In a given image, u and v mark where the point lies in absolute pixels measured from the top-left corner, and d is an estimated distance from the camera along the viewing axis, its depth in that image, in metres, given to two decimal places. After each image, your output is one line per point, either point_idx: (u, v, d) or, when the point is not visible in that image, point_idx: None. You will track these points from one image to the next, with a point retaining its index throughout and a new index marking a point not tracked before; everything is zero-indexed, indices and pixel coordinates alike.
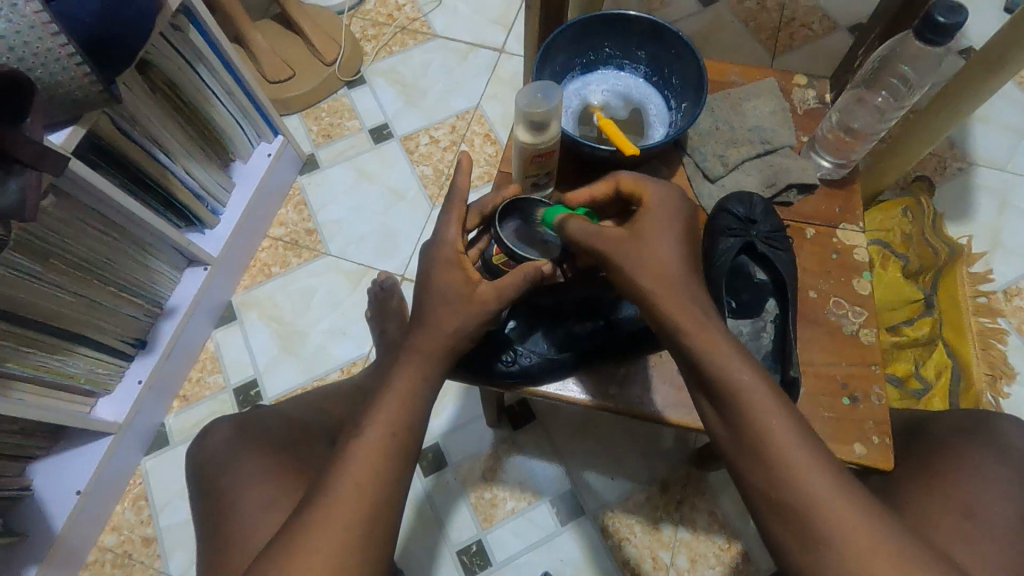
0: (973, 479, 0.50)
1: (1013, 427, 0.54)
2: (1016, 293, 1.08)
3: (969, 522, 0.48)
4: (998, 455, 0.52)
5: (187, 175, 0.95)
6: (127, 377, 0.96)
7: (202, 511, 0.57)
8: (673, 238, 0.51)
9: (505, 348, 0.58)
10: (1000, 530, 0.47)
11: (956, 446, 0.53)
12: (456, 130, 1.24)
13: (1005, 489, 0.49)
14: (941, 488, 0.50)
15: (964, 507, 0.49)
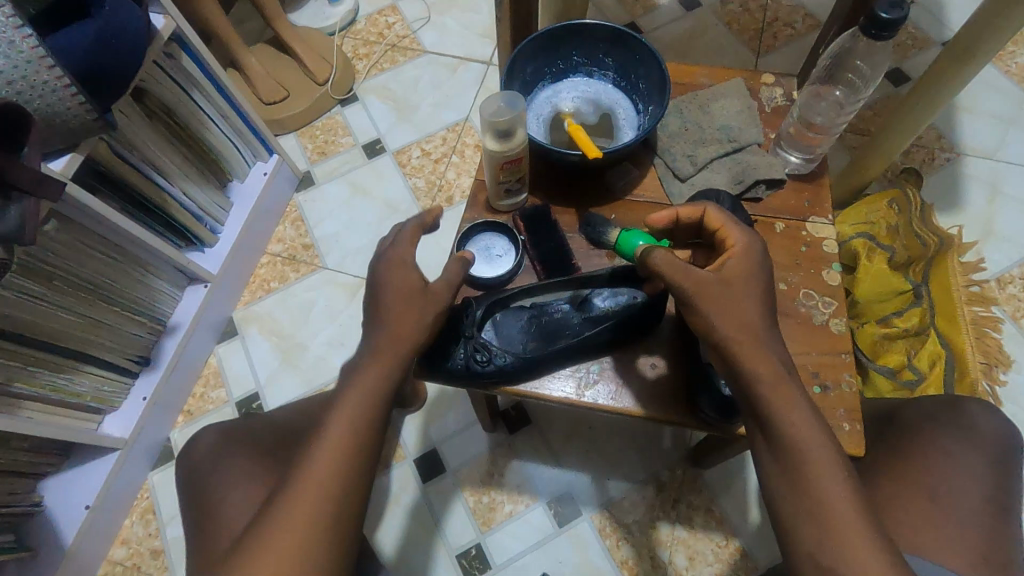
0: (940, 462, 0.54)
1: (979, 410, 0.57)
2: (1010, 281, 1.08)
3: (937, 502, 0.52)
4: (964, 437, 0.55)
5: (185, 196, 0.99)
6: (132, 394, 0.99)
7: (189, 514, 0.59)
8: (757, 289, 0.51)
9: (480, 348, 0.58)
10: (964, 510, 0.51)
11: (925, 430, 0.57)
12: (446, 141, 1.27)
13: (968, 469, 0.53)
14: (907, 471, 0.54)
15: (930, 489, 0.52)
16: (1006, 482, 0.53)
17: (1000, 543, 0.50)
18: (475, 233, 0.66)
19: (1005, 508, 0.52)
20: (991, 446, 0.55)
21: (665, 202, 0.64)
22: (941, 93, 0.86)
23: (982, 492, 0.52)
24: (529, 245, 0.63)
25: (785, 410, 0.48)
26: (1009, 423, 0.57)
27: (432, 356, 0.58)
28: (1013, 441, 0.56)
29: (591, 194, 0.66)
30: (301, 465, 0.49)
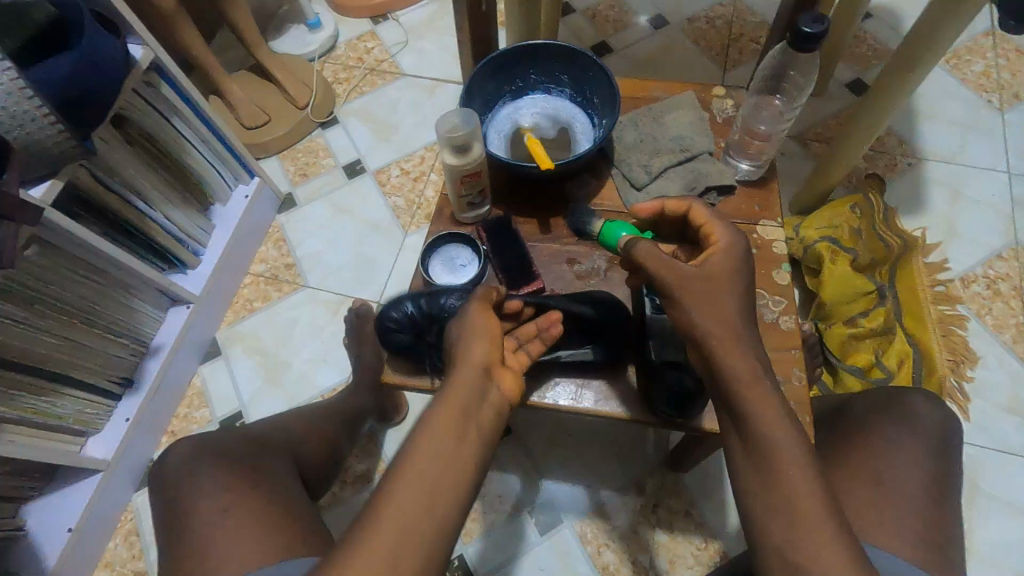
0: (885, 453, 0.56)
1: (923, 401, 0.60)
2: (973, 280, 1.11)
3: (884, 489, 0.54)
4: (907, 425, 0.58)
5: (167, 220, 1.01)
6: (115, 416, 1.00)
7: (162, 525, 0.60)
8: (737, 287, 0.52)
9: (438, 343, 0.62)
10: (907, 496, 0.53)
11: (872, 423, 0.59)
12: (425, 160, 1.30)
13: (913, 455, 0.56)
14: (856, 463, 0.56)
15: (876, 479, 0.55)
16: (946, 469, 0.56)
17: (940, 527, 0.52)
18: (442, 243, 0.68)
19: (947, 493, 0.54)
20: (931, 435, 0.57)
21: (622, 210, 0.67)
22: (891, 100, 0.90)
23: (924, 479, 0.54)
24: (491, 254, 0.66)
25: (742, 399, 0.49)
26: (954, 412, 0.60)
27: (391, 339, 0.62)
28: (951, 430, 0.59)
29: (552, 204, 0.68)
30: None
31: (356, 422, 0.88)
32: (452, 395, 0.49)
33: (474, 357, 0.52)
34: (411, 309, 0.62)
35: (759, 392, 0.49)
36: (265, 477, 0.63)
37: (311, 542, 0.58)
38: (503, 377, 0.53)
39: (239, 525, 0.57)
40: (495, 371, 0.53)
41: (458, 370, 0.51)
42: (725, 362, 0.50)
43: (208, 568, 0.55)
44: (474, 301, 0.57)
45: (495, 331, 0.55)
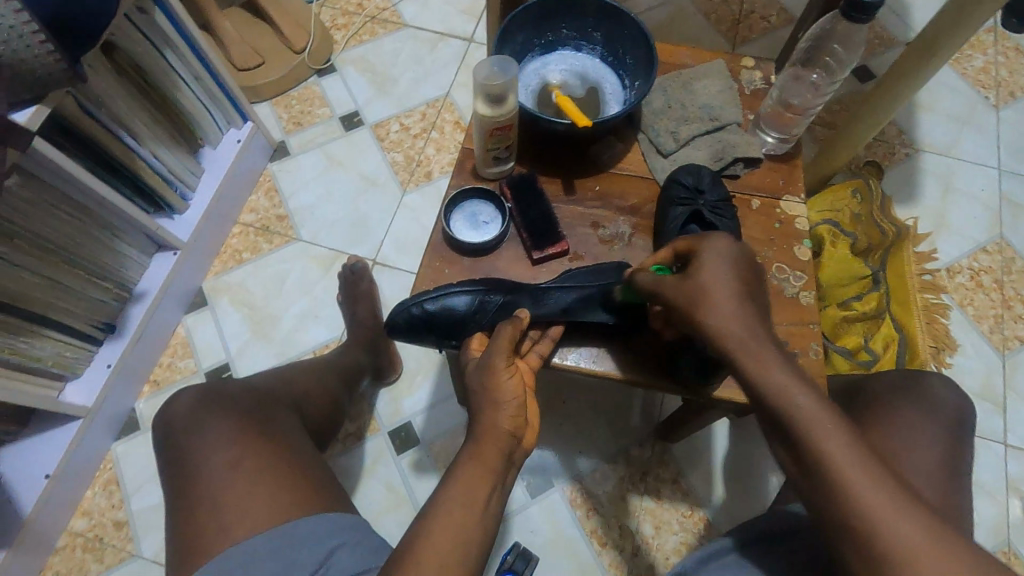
0: (904, 432, 0.58)
1: (940, 385, 0.62)
2: (958, 271, 1.14)
3: (901, 465, 0.56)
4: (925, 407, 0.60)
5: (155, 159, 0.95)
6: (96, 361, 0.96)
7: (168, 476, 0.58)
8: (726, 274, 0.51)
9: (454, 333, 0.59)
10: (924, 474, 0.55)
11: (890, 403, 0.61)
12: (426, 117, 1.26)
13: (928, 436, 0.57)
14: (873, 439, 0.58)
15: (894, 455, 0.56)
16: (960, 449, 0.58)
17: (954, 503, 0.54)
18: (465, 198, 0.66)
19: (960, 472, 0.56)
20: (948, 417, 0.59)
21: (647, 175, 0.67)
22: (905, 88, 0.90)
23: (938, 457, 0.56)
24: (515, 212, 0.64)
25: (763, 375, 0.48)
26: (968, 398, 0.62)
27: (411, 328, 0.59)
28: (967, 414, 0.60)
29: (577, 165, 0.67)
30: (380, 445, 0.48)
31: (354, 379, 0.87)
32: (483, 457, 0.49)
33: (500, 430, 0.50)
34: (414, 311, 0.59)
35: (767, 369, 0.48)
36: (276, 431, 0.61)
37: (324, 497, 0.58)
38: (528, 431, 0.53)
39: (252, 479, 0.56)
40: (521, 433, 0.52)
41: (485, 440, 0.50)
42: (730, 343, 0.49)
43: (221, 522, 0.53)
44: (496, 360, 0.54)
45: (522, 396, 0.52)
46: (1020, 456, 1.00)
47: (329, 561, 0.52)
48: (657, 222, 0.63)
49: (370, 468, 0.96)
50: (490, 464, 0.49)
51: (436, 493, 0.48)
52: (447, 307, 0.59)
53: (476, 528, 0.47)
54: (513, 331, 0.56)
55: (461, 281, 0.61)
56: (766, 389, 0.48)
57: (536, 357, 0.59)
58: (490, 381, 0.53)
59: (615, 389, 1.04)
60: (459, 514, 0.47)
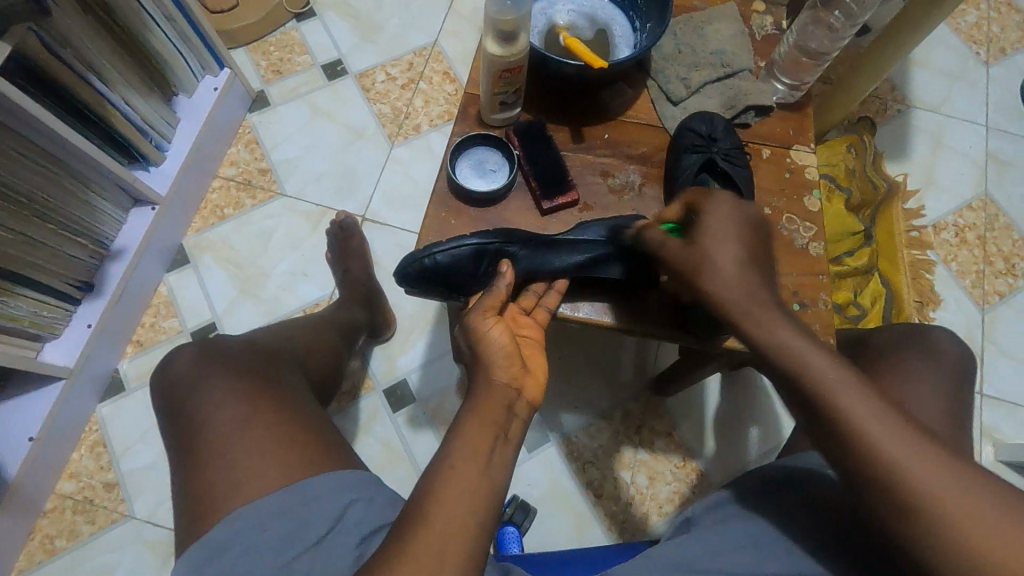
0: (909, 380, 0.59)
1: (943, 336, 0.63)
2: (945, 227, 1.16)
3: (907, 414, 0.57)
4: (929, 357, 0.61)
5: (128, 106, 0.89)
6: (75, 321, 0.92)
7: (170, 437, 0.57)
8: (733, 240, 0.51)
9: (458, 287, 0.59)
10: (930, 420, 0.56)
11: (896, 355, 0.62)
12: (414, 67, 1.20)
13: (934, 384, 0.58)
14: (881, 388, 0.59)
15: (898, 403, 0.57)
16: (963, 394, 0.59)
17: (958, 446, 0.55)
18: (470, 145, 0.65)
19: (963, 419, 0.58)
20: (952, 366, 0.60)
21: (656, 124, 0.67)
22: (905, 44, 0.89)
23: (943, 403, 0.57)
24: (523, 160, 0.63)
25: None
26: (968, 346, 0.63)
27: (419, 282, 0.58)
28: (968, 362, 0.62)
29: (586, 112, 0.66)
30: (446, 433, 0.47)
31: (352, 336, 0.85)
32: (484, 408, 0.47)
33: (499, 383, 0.48)
34: (426, 262, 0.57)
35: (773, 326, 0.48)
36: (281, 388, 0.60)
37: (333, 454, 0.56)
38: (530, 383, 0.50)
39: (263, 436, 0.54)
40: (523, 383, 0.49)
41: (484, 391, 0.48)
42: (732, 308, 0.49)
43: (233, 479, 0.52)
44: (478, 316, 0.52)
45: (511, 345, 0.50)
46: (995, 407, 1.04)
47: (343, 519, 0.51)
48: (668, 172, 0.64)
49: (366, 425, 0.96)
50: (497, 416, 0.47)
51: (440, 442, 0.46)
52: (459, 258, 0.57)
53: (485, 484, 0.45)
54: (502, 280, 0.55)
55: (473, 233, 0.59)
56: (777, 350, 0.47)
57: (544, 313, 0.59)
58: (478, 327, 0.52)
59: (610, 344, 1.04)
60: (463, 466, 0.45)
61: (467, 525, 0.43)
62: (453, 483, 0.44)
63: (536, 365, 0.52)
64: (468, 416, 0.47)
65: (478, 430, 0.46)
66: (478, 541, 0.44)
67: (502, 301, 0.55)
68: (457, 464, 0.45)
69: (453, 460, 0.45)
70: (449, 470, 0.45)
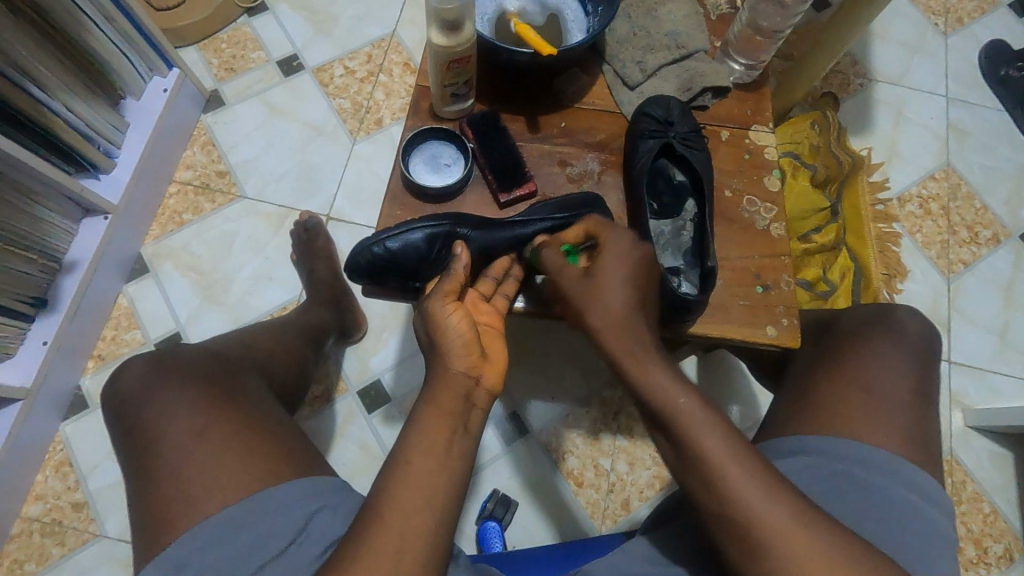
0: (873, 361, 0.59)
1: (907, 314, 0.63)
2: (909, 199, 1.17)
3: (872, 392, 0.57)
4: (894, 336, 0.61)
5: (69, 112, 0.85)
6: (29, 339, 0.89)
7: (125, 452, 0.55)
8: (623, 279, 0.52)
9: (412, 274, 0.58)
10: (894, 399, 0.57)
11: (861, 336, 0.62)
12: (372, 59, 1.17)
13: (896, 363, 0.59)
14: (847, 370, 0.59)
15: (866, 384, 0.58)
16: (927, 371, 0.60)
17: (921, 423, 0.56)
18: (424, 140, 0.63)
19: (928, 397, 0.58)
20: (916, 345, 0.61)
21: (614, 109, 0.66)
22: (863, 18, 0.88)
23: (907, 384, 0.58)
24: (478, 153, 0.61)
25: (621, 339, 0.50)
26: (931, 322, 0.64)
27: (372, 272, 0.58)
28: (931, 339, 0.62)
29: (541, 101, 0.65)
30: (404, 435, 0.45)
31: (320, 339, 0.83)
32: (441, 405, 0.46)
33: (455, 371, 0.47)
34: (378, 250, 0.56)
35: (649, 372, 0.49)
36: (239, 395, 0.58)
37: (296, 462, 0.55)
38: (489, 371, 0.49)
39: (220, 448, 0.53)
40: (481, 372, 0.48)
41: (441, 388, 0.47)
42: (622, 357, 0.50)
43: (189, 497, 0.50)
44: (438, 300, 0.51)
45: (469, 333, 0.49)
46: (963, 373, 1.06)
47: (308, 527, 0.49)
48: (626, 156, 0.63)
49: (341, 428, 0.94)
50: (455, 415, 0.46)
51: (398, 445, 0.45)
52: (410, 243, 0.56)
53: (444, 485, 0.44)
54: (459, 261, 0.53)
55: (424, 217, 0.58)
56: (649, 400, 0.49)
57: (501, 301, 0.57)
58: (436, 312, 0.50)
59: (584, 332, 1.04)
60: (421, 469, 0.44)
61: (426, 528, 0.42)
62: (410, 485, 0.43)
63: (496, 355, 0.51)
64: (425, 416, 0.46)
65: (435, 428, 0.45)
66: (438, 542, 0.43)
67: (461, 285, 0.53)
68: (414, 468, 0.44)
69: (408, 459, 0.44)
70: (404, 470, 0.44)
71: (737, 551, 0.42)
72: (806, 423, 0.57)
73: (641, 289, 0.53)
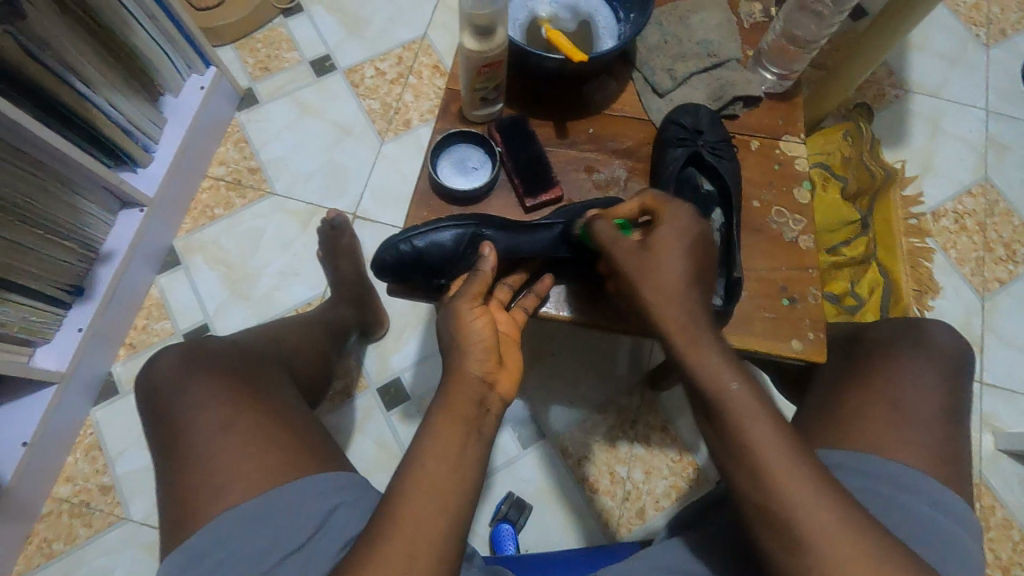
0: (902, 377, 0.58)
1: (939, 329, 0.62)
2: (944, 214, 1.14)
3: (900, 410, 0.56)
4: (924, 351, 0.60)
5: (112, 107, 0.88)
6: (65, 325, 0.92)
7: (155, 440, 0.56)
8: (678, 257, 0.51)
9: (437, 273, 0.58)
10: (923, 418, 0.55)
11: (889, 351, 0.61)
12: (403, 61, 1.19)
13: (926, 380, 0.57)
14: (875, 386, 0.58)
15: (893, 401, 0.56)
16: (959, 389, 0.58)
17: (950, 444, 0.55)
18: (451, 143, 0.64)
19: (959, 416, 0.56)
20: (947, 362, 0.59)
21: (642, 117, 0.66)
22: (899, 29, 0.87)
23: (938, 402, 0.56)
24: (505, 156, 0.62)
25: None
26: (964, 339, 0.62)
27: (396, 270, 0.58)
28: (964, 356, 0.61)
29: (570, 106, 0.65)
30: (421, 436, 0.46)
31: (342, 335, 0.84)
32: (457, 408, 0.46)
33: (471, 376, 0.47)
34: (404, 249, 0.57)
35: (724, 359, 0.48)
36: (264, 388, 0.59)
37: (318, 456, 0.56)
38: (504, 378, 0.49)
39: (244, 439, 0.54)
40: (496, 378, 0.49)
41: (454, 392, 0.47)
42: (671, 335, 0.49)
43: (214, 485, 0.52)
44: (463, 303, 0.51)
45: (491, 339, 0.49)
46: (995, 395, 1.03)
47: (327, 522, 0.50)
48: (655, 164, 0.63)
49: (360, 424, 0.95)
50: (472, 418, 0.46)
51: (415, 445, 0.46)
52: (437, 243, 0.57)
53: (458, 486, 0.44)
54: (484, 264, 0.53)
55: (451, 217, 0.59)
56: (700, 377, 0.48)
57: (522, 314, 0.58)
58: (460, 315, 0.51)
59: (603, 338, 1.04)
60: (437, 470, 0.44)
61: (440, 529, 0.43)
62: (425, 485, 0.44)
63: (513, 361, 0.52)
64: (442, 417, 0.46)
65: (451, 431, 0.46)
66: (451, 544, 0.43)
67: (485, 288, 0.53)
68: (430, 468, 0.44)
69: (425, 460, 0.44)
70: (420, 470, 0.44)
71: (770, 536, 0.43)
72: (828, 438, 0.56)
73: (698, 271, 0.51)
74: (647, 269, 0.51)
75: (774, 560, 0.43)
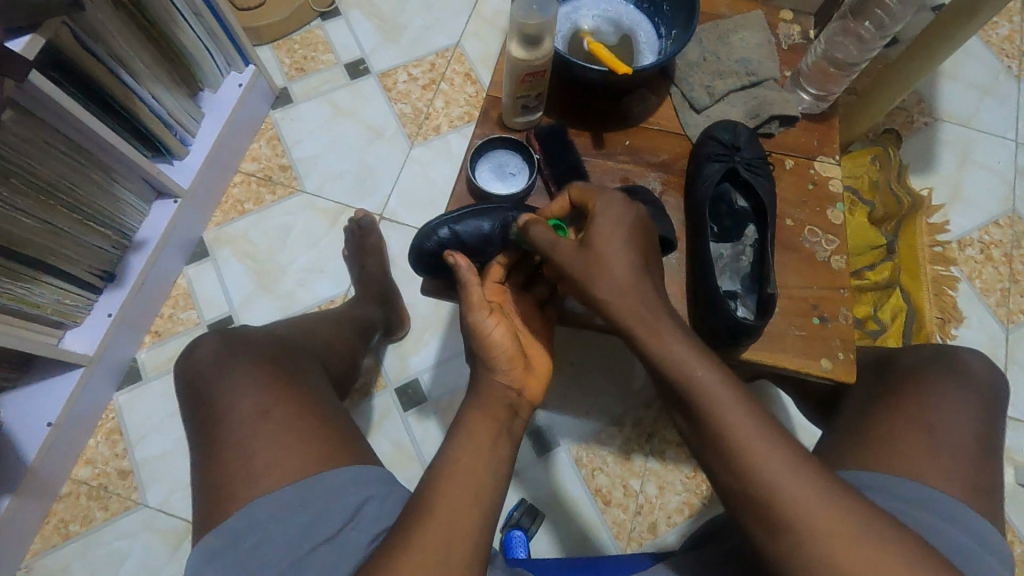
0: (936, 402, 0.57)
1: (972, 357, 0.62)
2: (970, 244, 1.14)
3: (934, 435, 0.55)
4: (958, 378, 0.59)
5: (155, 100, 0.91)
6: (95, 310, 0.93)
7: (193, 425, 0.58)
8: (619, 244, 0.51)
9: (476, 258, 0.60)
10: (956, 444, 0.55)
11: (922, 376, 0.60)
12: (436, 67, 1.21)
13: (960, 406, 0.57)
14: (908, 409, 0.58)
15: (927, 426, 0.56)
16: (993, 417, 0.58)
17: (983, 472, 0.54)
18: (489, 148, 0.65)
19: (991, 445, 0.56)
20: (981, 390, 0.59)
21: (679, 131, 0.67)
22: (932, 58, 0.87)
23: (971, 429, 0.56)
24: (543, 164, 0.63)
25: None
26: (997, 368, 0.62)
27: (437, 255, 0.60)
28: (998, 384, 0.60)
29: (608, 117, 0.66)
30: (456, 434, 0.46)
31: (368, 333, 0.85)
32: (491, 409, 0.47)
33: (498, 386, 0.49)
34: (446, 234, 0.59)
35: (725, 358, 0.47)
36: (301, 379, 0.60)
37: (352, 449, 0.56)
38: (531, 385, 0.51)
39: (281, 427, 0.55)
40: (522, 385, 0.49)
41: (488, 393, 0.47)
42: (627, 316, 0.49)
43: (251, 471, 0.52)
44: (476, 312, 0.51)
45: (513, 348, 0.50)
46: (1017, 429, 1.01)
47: (357, 515, 0.51)
48: (691, 177, 0.63)
49: (377, 423, 0.96)
50: (506, 418, 0.47)
51: (448, 442, 0.46)
52: (480, 230, 0.58)
53: (491, 486, 0.45)
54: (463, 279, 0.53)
55: (493, 206, 0.60)
56: (667, 363, 0.48)
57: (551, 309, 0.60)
58: (477, 326, 0.51)
59: (622, 350, 1.04)
60: (470, 468, 0.45)
61: (472, 526, 0.43)
62: (459, 483, 0.44)
63: (537, 363, 0.52)
64: (477, 416, 0.47)
65: (485, 431, 0.46)
66: (482, 543, 0.43)
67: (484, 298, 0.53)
68: (463, 466, 0.45)
69: (459, 458, 0.45)
70: (454, 468, 0.45)
71: (753, 523, 0.43)
72: (857, 458, 0.56)
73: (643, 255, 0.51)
74: (584, 265, 0.51)
75: (763, 547, 0.43)
